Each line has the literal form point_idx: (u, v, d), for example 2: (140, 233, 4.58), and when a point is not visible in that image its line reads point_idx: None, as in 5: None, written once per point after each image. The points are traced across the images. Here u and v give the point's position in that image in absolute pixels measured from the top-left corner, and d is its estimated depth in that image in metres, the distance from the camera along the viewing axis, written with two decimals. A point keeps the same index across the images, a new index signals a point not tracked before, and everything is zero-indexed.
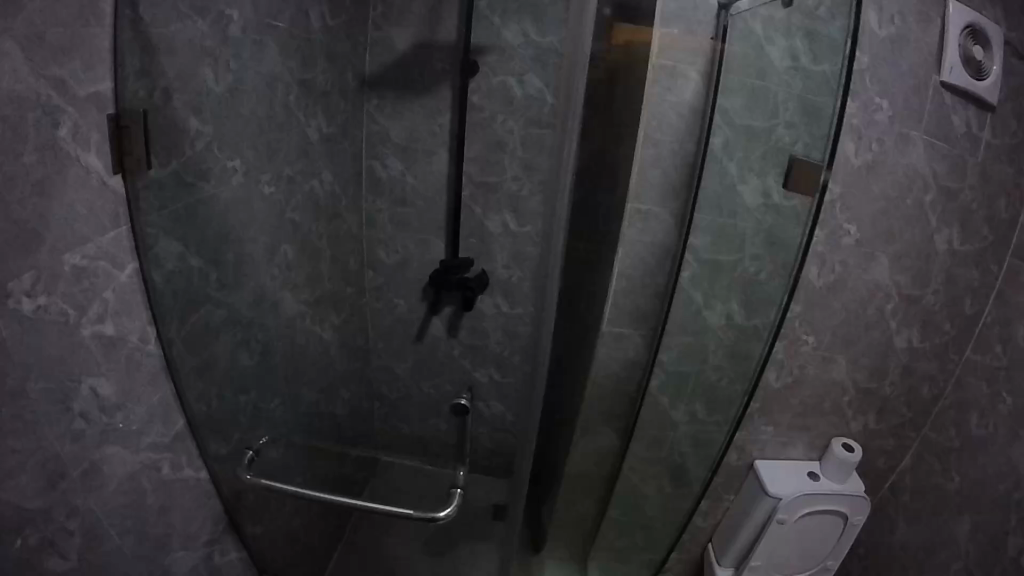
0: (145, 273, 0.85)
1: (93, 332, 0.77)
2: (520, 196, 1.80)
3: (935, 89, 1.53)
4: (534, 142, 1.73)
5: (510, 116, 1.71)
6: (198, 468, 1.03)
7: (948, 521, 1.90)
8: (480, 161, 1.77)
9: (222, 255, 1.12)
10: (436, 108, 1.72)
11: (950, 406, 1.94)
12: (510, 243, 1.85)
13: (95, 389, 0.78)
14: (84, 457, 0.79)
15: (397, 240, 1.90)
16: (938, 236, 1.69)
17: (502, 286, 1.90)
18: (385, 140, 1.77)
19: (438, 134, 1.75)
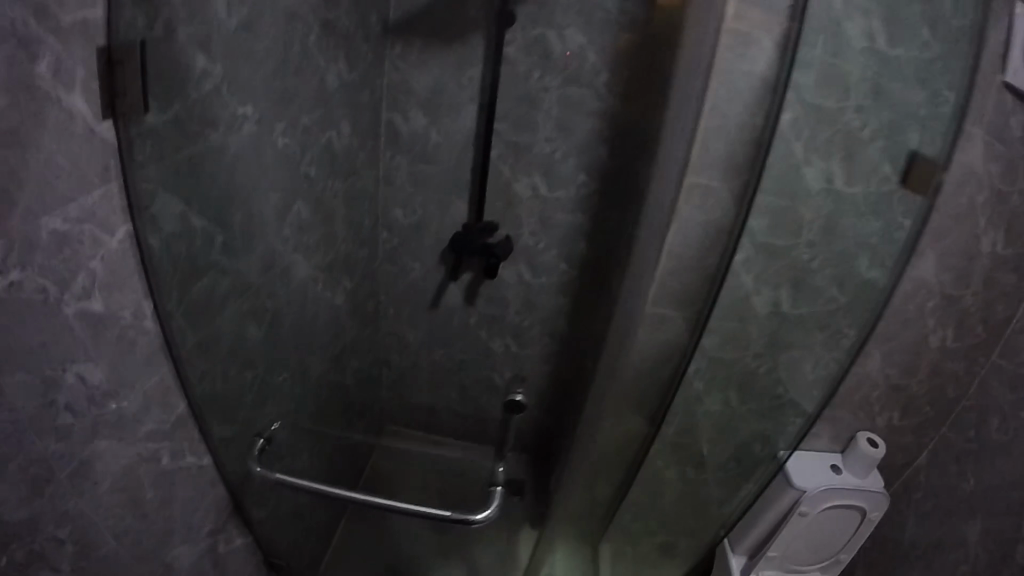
0: (141, 250, 0.79)
1: (77, 310, 0.73)
2: (553, 159, 1.68)
3: (998, 89, 1.39)
4: (575, 102, 1.60)
5: (548, 73, 1.56)
6: (201, 453, 1.01)
7: (956, 522, 1.77)
8: (511, 119, 1.64)
9: (232, 217, 1.02)
10: (467, 60, 1.57)
11: (971, 409, 1.77)
12: (539, 210, 1.75)
13: (82, 375, 0.76)
14: (74, 456, 0.79)
15: (416, 201, 1.78)
16: (984, 236, 1.54)
17: (526, 254, 1.82)
18: (410, 91, 1.63)
19: (469, 87, 1.61)
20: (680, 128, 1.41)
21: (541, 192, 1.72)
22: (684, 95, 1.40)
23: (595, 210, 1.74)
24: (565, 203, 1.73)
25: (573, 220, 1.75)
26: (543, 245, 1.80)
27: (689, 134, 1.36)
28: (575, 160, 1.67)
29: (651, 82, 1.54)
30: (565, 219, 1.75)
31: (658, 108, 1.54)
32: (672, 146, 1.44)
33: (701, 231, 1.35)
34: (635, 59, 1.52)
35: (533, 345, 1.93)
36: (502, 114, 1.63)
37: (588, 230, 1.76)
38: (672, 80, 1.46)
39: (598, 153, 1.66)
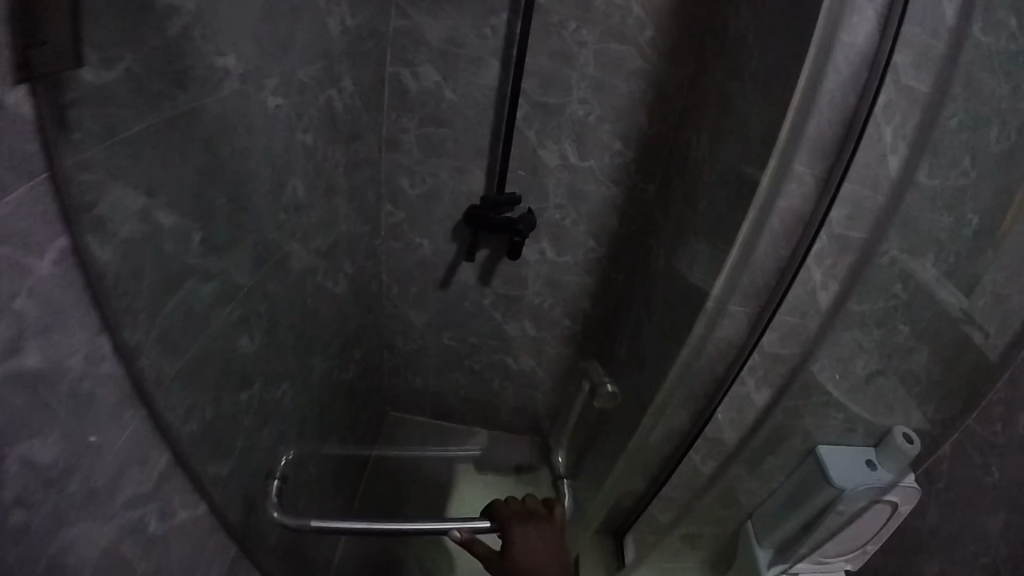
0: (92, 283, 0.63)
1: (4, 371, 0.54)
2: (589, 123, 1.43)
3: None
4: (616, 59, 1.35)
5: (589, 23, 1.31)
6: (196, 505, 0.90)
7: (984, 513, 1.67)
8: (543, 77, 1.39)
9: (211, 198, 0.86)
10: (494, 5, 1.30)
11: (999, 401, 1.58)
12: (570, 180, 1.50)
13: (28, 458, 0.59)
14: (38, 558, 0.63)
15: (426, 168, 1.51)
16: None
17: (551, 227, 1.56)
18: (424, 38, 1.36)
19: (493, 39, 1.34)
20: (755, 90, 1.14)
21: (570, 160, 1.48)
22: (763, 49, 1.12)
23: (640, 179, 1.49)
24: (597, 172, 1.49)
25: (605, 191, 1.51)
26: (574, 219, 1.55)
27: (766, 102, 1.10)
28: (614, 125, 1.43)
29: (721, 29, 1.26)
30: (596, 190, 1.51)
31: (729, 55, 1.23)
32: (738, 112, 1.18)
33: (782, 222, 1.09)
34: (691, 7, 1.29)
35: (553, 328, 1.73)
36: (528, 74, 1.39)
37: (625, 204, 1.53)
38: (748, 25, 1.17)
39: (641, 119, 1.42)
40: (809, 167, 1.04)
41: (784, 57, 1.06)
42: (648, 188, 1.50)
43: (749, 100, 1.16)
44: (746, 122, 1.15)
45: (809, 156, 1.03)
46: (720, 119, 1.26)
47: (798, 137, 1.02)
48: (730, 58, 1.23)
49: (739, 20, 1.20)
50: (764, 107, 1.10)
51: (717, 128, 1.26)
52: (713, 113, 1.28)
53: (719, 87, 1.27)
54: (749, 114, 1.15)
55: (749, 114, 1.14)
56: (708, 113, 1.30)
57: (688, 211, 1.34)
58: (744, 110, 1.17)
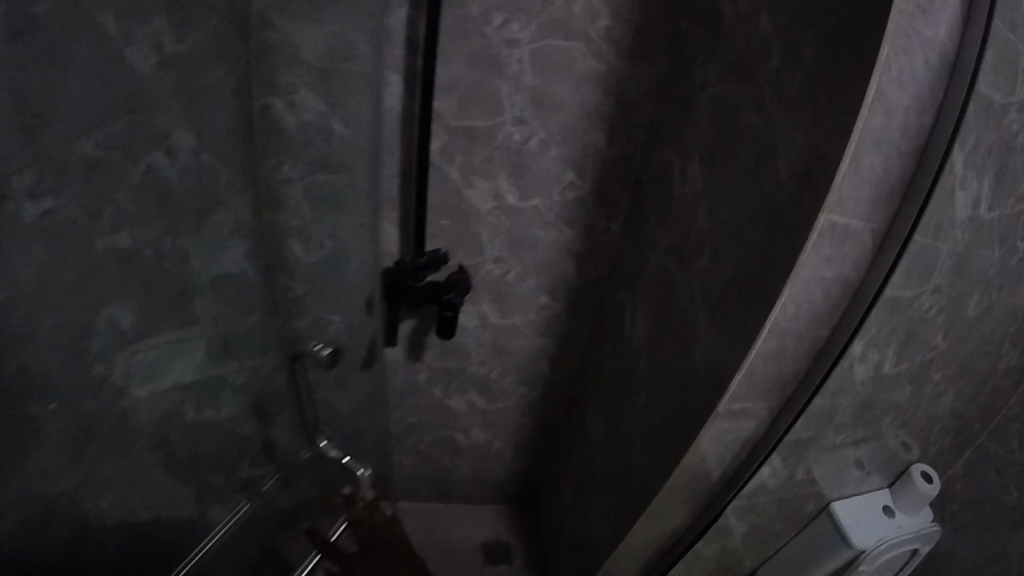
0: None
1: None
2: (530, 149, 1.03)
3: None
4: (566, 60, 0.98)
5: (523, 11, 0.94)
6: None
7: None
8: (470, 90, 1.00)
9: None
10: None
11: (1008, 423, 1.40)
12: (511, 225, 1.08)
13: None
14: None
15: (320, 228, 1.10)
16: None
17: (494, 284, 1.14)
18: (293, 47, 0.93)
19: (392, 45, 1.00)
20: (769, 106, 0.78)
21: (507, 200, 1.06)
22: (773, 47, 0.78)
23: (600, 215, 1.10)
24: (548, 212, 1.07)
25: (556, 234, 1.09)
26: (521, 272, 1.13)
27: (796, 125, 0.73)
28: (560, 149, 1.04)
29: (710, 15, 0.90)
30: (544, 234, 1.09)
31: (722, 52, 0.88)
32: (746, 134, 0.83)
33: (822, 296, 0.76)
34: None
35: (506, 398, 1.35)
36: (443, 88, 1.00)
37: (584, 247, 1.13)
38: (743, 13, 0.83)
39: (596, 136, 1.04)
40: (867, 220, 0.72)
41: (825, 58, 0.69)
42: (611, 227, 1.11)
43: (755, 121, 0.81)
44: (760, 152, 0.80)
45: (869, 204, 0.70)
46: (713, 141, 0.89)
47: (857, 177, 0.67)
48: (726, 55, 0.87)
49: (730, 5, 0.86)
50: (793, 134, 0.74)
51: (709, 153, 0.90)
52: (708, 132, 0.90)
53: (704, 96, 0.91)
54: (766, 140, 0.79)
55: (766, 140, 0.79)
56: (699, 130, 0.92)
57: (674, 268, 0.97)
58: (750, 134, 0.82)
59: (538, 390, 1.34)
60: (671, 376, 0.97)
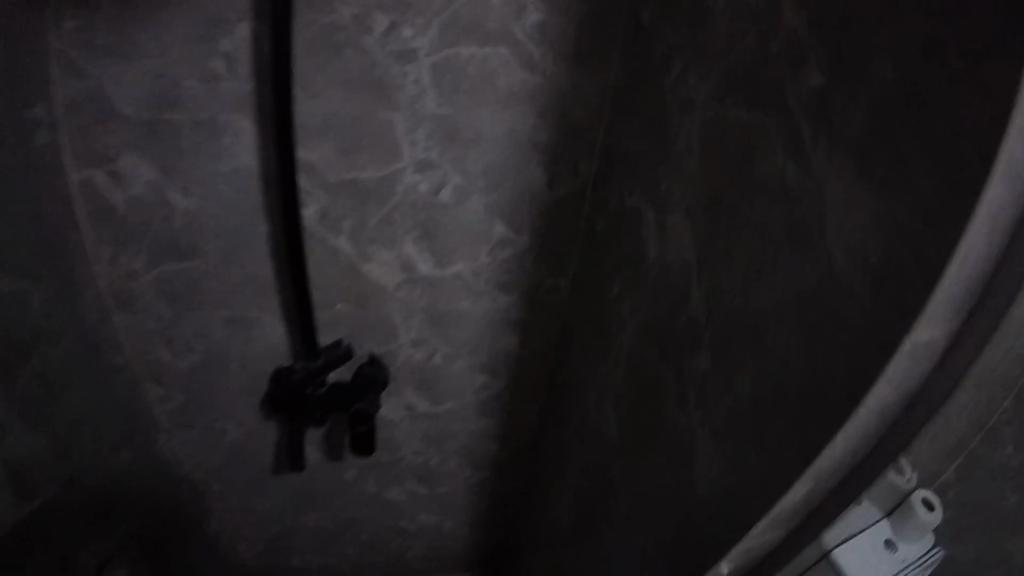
0: None
1: None
2: (444, 204, 0.74)
3: None
4: (485, 74, 0.71)
5: (418, 10, 0.68)
6: None
7: None
8: (354, 126, 0.71)
9: None
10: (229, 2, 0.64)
11: None
12: (429, 300, 0.79)
13: None
14: None
15: (187, 323, 0.83)
16: None
17: (416, 372, 0.86)
18: (106, 91, 0.67)
19: (227, 80, 0.68)
20: (793, 128, 0.49)
21: (419, 271, 0.77)
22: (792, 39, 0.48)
23: (546, 274, 0.80)
24: (477, 279, 0.78)
25: (485, 306, 0.80)
26: (450, 356, 0.82)
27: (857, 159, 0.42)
28: (487, 196, 0.75)
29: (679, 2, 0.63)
30: (474, 306, 0.80)
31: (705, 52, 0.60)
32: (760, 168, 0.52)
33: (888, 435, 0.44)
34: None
35: (455, 485, 1.09)
36: (301, 126, 0.70)
37: (531, 317, 0.83)
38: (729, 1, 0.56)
39: (535, 175, 0.75)
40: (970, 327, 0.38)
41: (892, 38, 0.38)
42: (561, 285, 0.82)
43: (771, 162, 0.52)
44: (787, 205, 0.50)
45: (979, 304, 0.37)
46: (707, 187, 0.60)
47: (982, 254, 0.36)
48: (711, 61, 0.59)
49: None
50: (850, 174, 0.43)
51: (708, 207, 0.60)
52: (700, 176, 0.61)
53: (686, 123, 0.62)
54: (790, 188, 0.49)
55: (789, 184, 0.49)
56: (688, 174, 0.63)
57: (657, 359, 0.69)
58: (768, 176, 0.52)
59: (492, 472, 1.08)
60: (669, 511, 0.67)
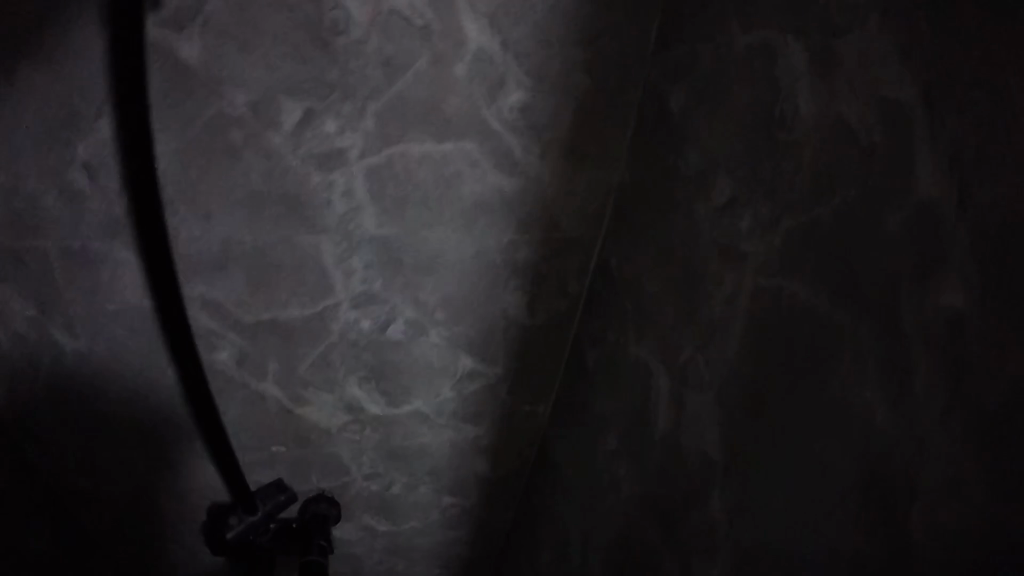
0: None
1: None
2: (393, 340, 0.58)
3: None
4: (443, 177, 0.52)
5: (346, 93, 0.50)
6: None
7: None
8: (270, 254, 0.54)
9: None
10: (87, 89, 0.49)
11: None
12: (382, 440, 0.62)
13: None
14: None
15: None
16: None
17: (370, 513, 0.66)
18: None
19: (87, 198, 0.53)
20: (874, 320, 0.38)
21: (366, 412, 0.60)
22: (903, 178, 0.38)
23: (520, 401, 0.64)
24: (440, 412, 0.62)
25: (451, 439, 0.64)
26: (413, 486, 0.65)
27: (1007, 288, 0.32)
28: (450, 327, 0.58)
29: (750, 135, 0.47)
30: (437, 441, 0.63)
31: (785, 210, 0.45)
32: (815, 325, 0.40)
33: None
34: (610, 33, 0.53)
35: None
36: (193, 255, 0.54)
37: (508, 447, 0.67)
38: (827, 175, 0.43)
39: (512, 297, 0.58)
40: None
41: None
42: (538, 412, 0.66)
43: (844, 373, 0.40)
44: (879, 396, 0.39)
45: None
46: (760, 385, 0.47)
47: None
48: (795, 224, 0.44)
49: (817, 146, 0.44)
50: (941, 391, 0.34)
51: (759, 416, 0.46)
52: (754, 370, 0.47)
53: (735, 289, 0.48)
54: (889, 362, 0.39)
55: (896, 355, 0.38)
56: (728, 358, 0.49)
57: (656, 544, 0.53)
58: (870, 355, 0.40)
59: None
60: None
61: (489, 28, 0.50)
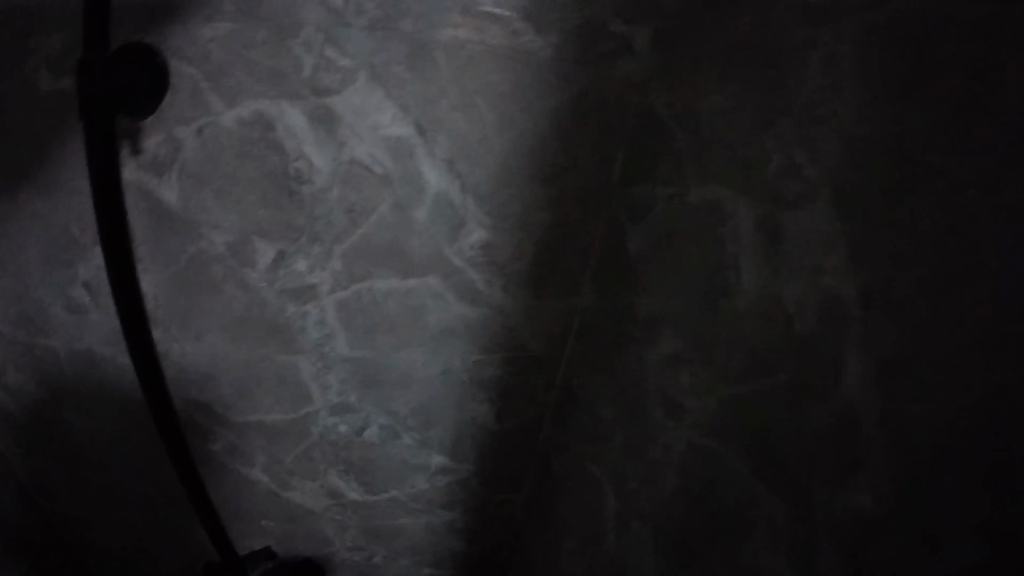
0: None
1: None
2: (369, 442, 0.63)
3: None
4: (409, 308, 0.56)
5: (315, 236, 0.54)
6: None
7: None
8: (252, 368, 0.60)
9: None
10: (87, 223, 0.61)
11: None
12: (363, 519, 0.68)
13: None
14: None
15: (113, 522, 0.77)
16: None
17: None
18: (17, 320, 0.67)
19: (94, 308, 0.64)
20: None
21: (348, 497, 0.66)
22: None
23: (495, 493, 0.67)
24: (416, 499, 0.67)
25: (429, 521, 0.69)
26: (392, 556, 0.71)
27: (914, 453, 0.40)
28: (421, 433, 0.62)
29: (698, 293, 0.50)
30: (414, 523, 0.69)
31: (716, 374, 0.49)
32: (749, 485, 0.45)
33: None
34: (575, 170, 0.54)
35: None
36: (189, 366, 0.61)
37: (485, 532, 0.70)
38: (761, 354, 0.46)
39: (481, 408, 0.61)
40: None
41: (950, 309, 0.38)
42: (514, 502, 0.69)
43: None
44: (795, 537, 0.45)
45: None
46: (690, 522, 0.52)
47: None
48: (725, 391, 0.47)
49: (748, 326, 0.47)
50: None
51: (687, 548, 0.52)
52: (681, 508, 0.52)
53: (676, 433, 0.52)
54: (805, 506, 0.44)
55: (811, 498, 0.44)
56: (662, 492, 0.53)
57: None
58: (780, 511, 0.46)
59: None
60: None
61: (447, 173, 0.52)
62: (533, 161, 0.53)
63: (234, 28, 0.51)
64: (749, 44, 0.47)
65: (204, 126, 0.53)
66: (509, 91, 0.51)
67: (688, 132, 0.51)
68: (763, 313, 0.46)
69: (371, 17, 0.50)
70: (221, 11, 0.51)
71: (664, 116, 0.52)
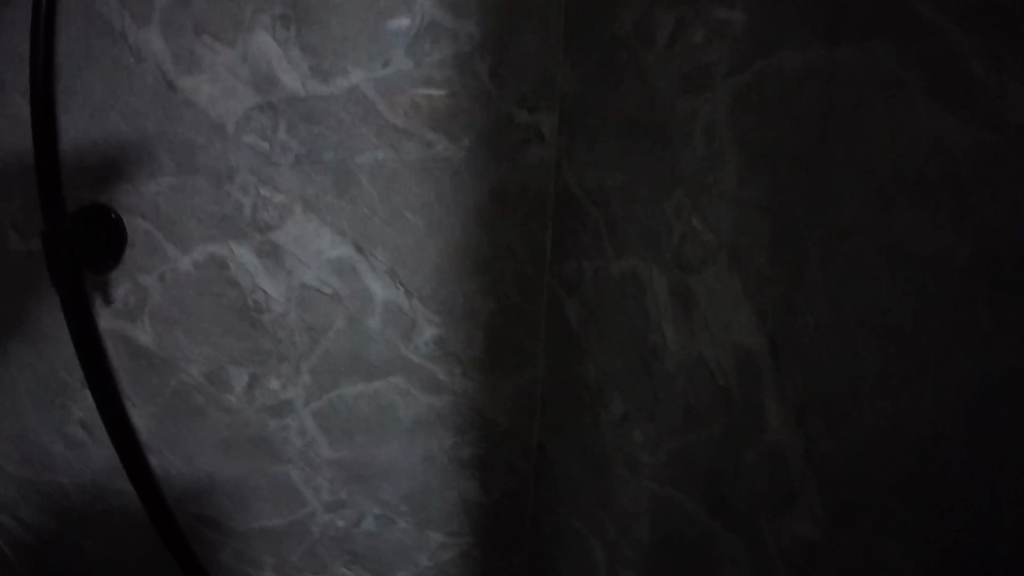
0: None
1: None
2: (367, 531, 0.67)
3: None
4: (379, 406, 0.62)
5: (281, 356, 0.60)
6: None
7: None
8: (247, 482, 0.65)
9: None
10: (72, 367, 0.66)
11: None
12: None
13: None
14: None
15: None
16: None
17: None
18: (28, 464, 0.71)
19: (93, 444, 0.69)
20: (747, 550, 0.45)
21: None
22: (750, 411, 0.43)
23: (494, 557, 0.72)
24: None
25: None
26: None
27: (869, 469, 0.35)
28: (414, 515, 0.67)
29: (635, 358, 0.54)
30: None
31: (664, 431, 0.52)
32: (709, 534, 0.48)
33: None
34: (504, 258, 0.60)
35: None
36: (187, 490, 0.65)
37: None
38: (695, 409, 0.48)
39: (464, 483, 0.67)
40: None
41: (908, 312, 0.31)
42: (515, 564, 0.73)
43: None
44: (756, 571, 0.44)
45: None
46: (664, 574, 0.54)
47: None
48: (671, 445, 0.51)
49: (680, 382, 0.50)
50: None
51: None
52: (657, 557, 0.54)
53: (639, 486, 0.56)
54: (762, 543, 0.43)
55: (762, 529, 0.43)
56: (639, 540, 0.56)
57: None
58: (738, 546, 0.46)
59: None
60: None
61: (390, 283, 0.59)
62: (468, 256, 0.59)
63: (175, 180, 0.56)
64: (640, 122, 0.50)
65: (166, 273, 0.59)
66: (436, 201, 0.57)
67: (600, 210, 0.56)
68: (689, 372, 0.49)
69: (297, 154, 0.56)
70: (161, 167, 0.56)
71: (579, 197, 0.58)
